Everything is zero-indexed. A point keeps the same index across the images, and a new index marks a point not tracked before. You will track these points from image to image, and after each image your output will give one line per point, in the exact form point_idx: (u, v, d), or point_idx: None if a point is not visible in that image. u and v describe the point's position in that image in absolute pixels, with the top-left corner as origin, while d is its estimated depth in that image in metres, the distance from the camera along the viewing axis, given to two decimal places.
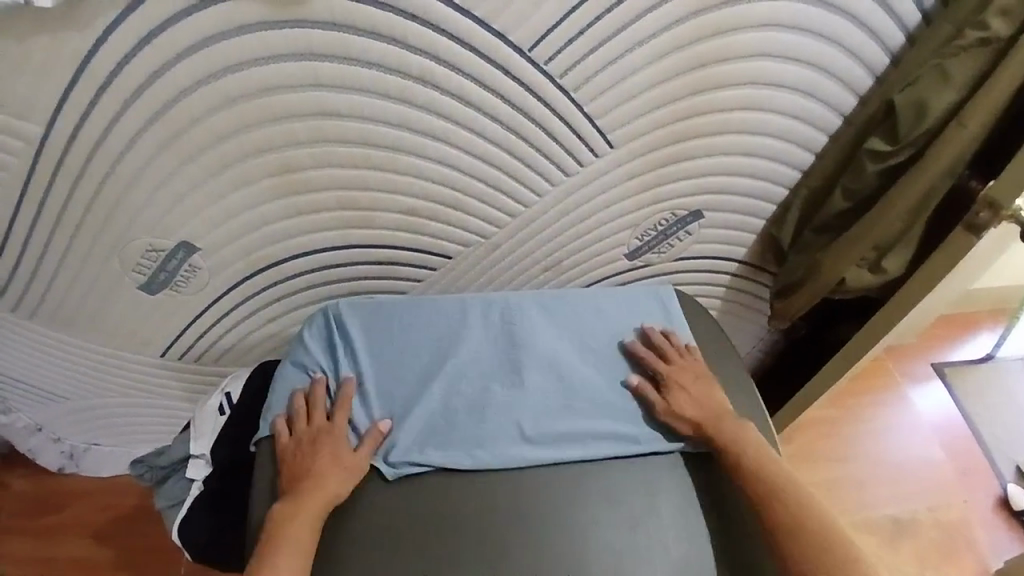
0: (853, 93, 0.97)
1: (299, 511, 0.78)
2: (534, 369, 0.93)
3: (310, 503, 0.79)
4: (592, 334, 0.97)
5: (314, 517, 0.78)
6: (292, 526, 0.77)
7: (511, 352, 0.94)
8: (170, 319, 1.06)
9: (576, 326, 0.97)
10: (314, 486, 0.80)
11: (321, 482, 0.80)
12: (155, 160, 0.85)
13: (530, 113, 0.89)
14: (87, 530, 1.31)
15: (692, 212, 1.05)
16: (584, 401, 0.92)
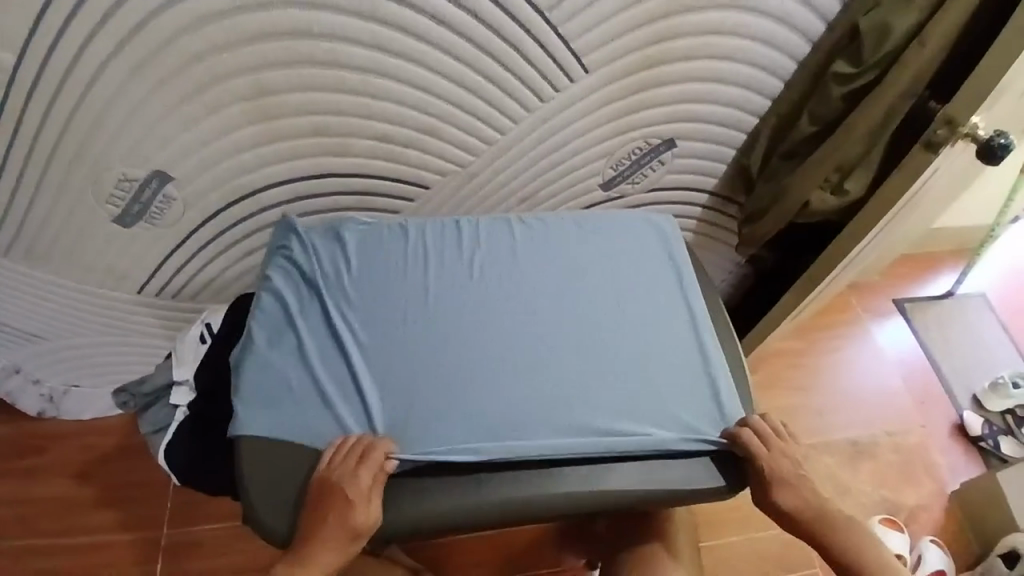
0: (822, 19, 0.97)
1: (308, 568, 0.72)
2: (541, 360, 0.84)
3: (318, 563, 0.72)
4: (607, 323, 0.88)
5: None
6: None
7: (502, 323, 0.86)
8: (146, 253, 1.06)
9: (588, 314, 0.89)
10: (324, 544, 0.72)
11: (332, 541, 0.72)
12: (124, 83, 0.84)
13: (505, 36, 0.89)
14: (70, 471, 1.31)
15: (664, 141, 1.07)
16: (595, 395, 0.83)
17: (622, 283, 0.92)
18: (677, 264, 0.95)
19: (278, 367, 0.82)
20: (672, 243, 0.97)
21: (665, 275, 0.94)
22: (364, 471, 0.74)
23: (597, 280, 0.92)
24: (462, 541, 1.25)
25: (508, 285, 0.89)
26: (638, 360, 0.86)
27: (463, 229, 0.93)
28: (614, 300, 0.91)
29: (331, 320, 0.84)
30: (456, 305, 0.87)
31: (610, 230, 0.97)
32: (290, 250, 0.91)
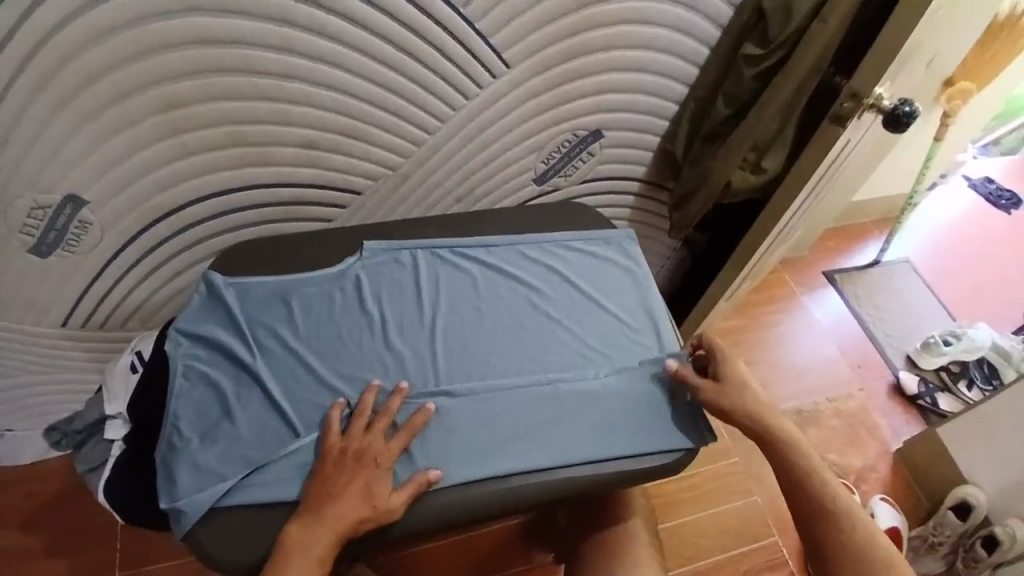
0: (728, 4, 1.01)
1: (303, 543, 0.66)
2: (507, 397, 0.78)
3: (318, 537, 0.66)
4: (573, 346, 0.83)
5: (319, 549, 0.66)
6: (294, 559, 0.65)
7: (459, 359, 0.80)
8: (67, 283, 1.01)
9: (553, 338, 0.83)
10: (330, 519, 0.67)
11: (339, 517, 0.67)
12: (25, 106, 0.80)
13: (423, 34, 0.90)
14: (12, 521, 1.24)
15: (591, 132, 1.10)
16: (574, 424, 0.78)
17: (597, 325, 0.85)
18: (650, 305, 0.89)
19: (218, 467, 0.71)
20: (641, 268, 0.92)
21: (638, 322, 0.87)
22: (397, 439, 0.72)
23: (572, 330, 0.84)
24: (425, 548, 1.24)
25: (475, 353, 0.80)
26: (620, 408, 0.80)
27: (419, 276, 0.86)
28: (589, 350, 0.83)
29: (264, 385, 0.76)
30: (406, 347, 0.80)
31: (579, 258, 0.90)
32: (222, 319, 0.81)
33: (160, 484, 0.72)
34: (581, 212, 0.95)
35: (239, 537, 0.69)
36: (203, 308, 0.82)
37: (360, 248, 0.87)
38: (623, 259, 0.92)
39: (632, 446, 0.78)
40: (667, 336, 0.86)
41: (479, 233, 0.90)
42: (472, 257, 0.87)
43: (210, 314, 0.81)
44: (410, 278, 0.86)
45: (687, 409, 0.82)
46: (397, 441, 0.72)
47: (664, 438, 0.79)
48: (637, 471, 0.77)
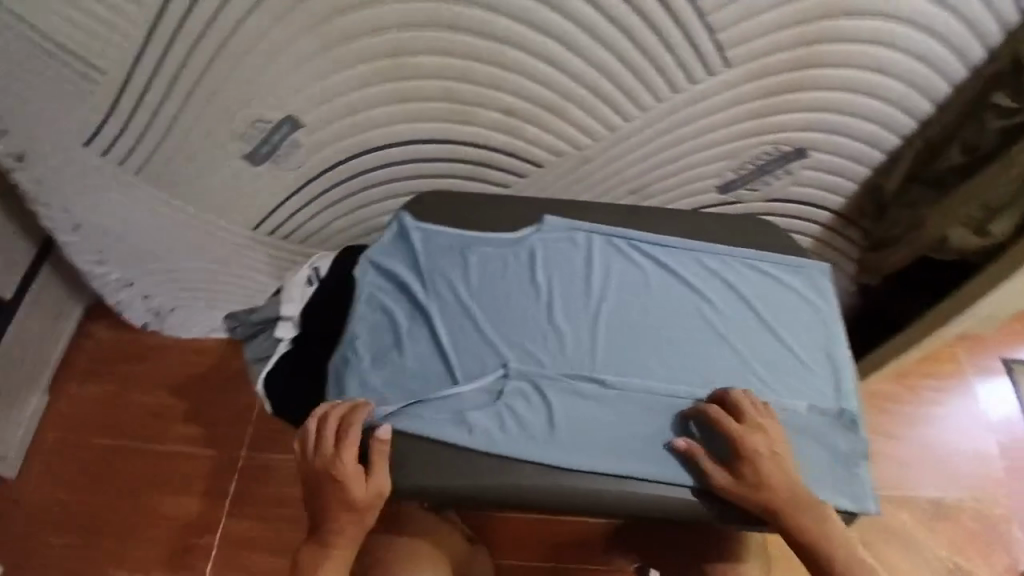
0: (981, 40, 0.90)
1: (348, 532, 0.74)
2: (655, 402, 0.79)
3: (359, 525, 0.74)
4: (729, 369, 0.82)
5: (362, 532, 0.75)
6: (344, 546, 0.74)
7: (615, 353, 0.81)
8: (267, 192, 1.14)
9: (711, 355, 0.82)
10: (368, 512, 0.74)
11: (375, 511, 0.74)
12: (275, 29, 0.89)
13: (649, 18, 0.86)
14: (166, 384, 1.47)
15: (796, 149, 1.03)
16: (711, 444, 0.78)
17: (758, 354, 0.83)
18: (831, 349, 0.85)
19: (384, 391, 0.80)
20: (827, 308, 0.88)
21: (811, 361, 0.84)
22: (350, 463, 0.73)
23: (736, 354, 0.82)
24: (518, 518, 1.27)
25: (634, 350, 0.81)
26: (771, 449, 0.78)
27: (590, 260, 0.86)
28: (745, 376, 0.81)
29: (433, 330, 0.82)
30: (566, 326, 0.82)
31: (759, 281, 0.87)
32: (407, 259, 0.87)
33: (334, 391, 0.81)
34: (772, 234, 0.92)
35: (391, 466, 0.76)
36: (392, 246, 0.89)
37: (540, 220, 0.89)
38: (809, 293, 0.88)
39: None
40: (845, 386, 0.83)
41: (658, 230, 0.89)
42: (649, 254, 0.86)
43: (397, 252, 0.88)
44: (582, 260, 0.87)
45: (840, 470, 0.80)
46: (351, 467, 0.73)
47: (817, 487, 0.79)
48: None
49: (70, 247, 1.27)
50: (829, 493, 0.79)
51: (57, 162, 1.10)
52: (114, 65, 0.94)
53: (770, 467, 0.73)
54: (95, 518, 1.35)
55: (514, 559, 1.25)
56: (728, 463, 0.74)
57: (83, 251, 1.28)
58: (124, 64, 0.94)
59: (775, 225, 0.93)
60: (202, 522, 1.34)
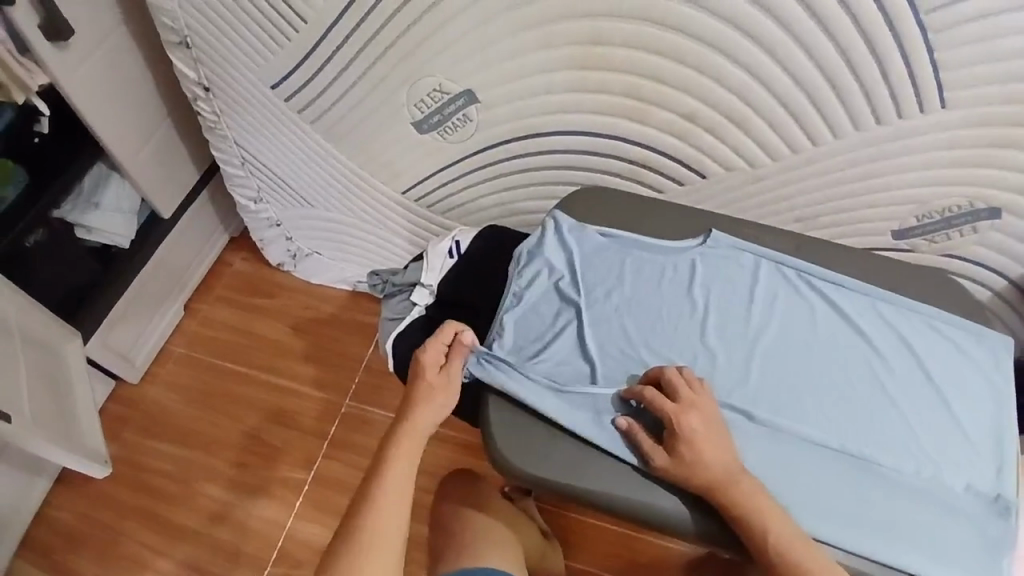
0: None
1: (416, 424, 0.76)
2: (797, 446, 0.71)
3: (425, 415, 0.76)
4: (886, 426, 0.72)
5: (428, 427, 0.76)
6: (410, 436, 0.75)
7: (767, 387, 0.74)
8: (426, 159, 1.19)
9: (871, 410, 0.73)
10: (429, 402, 0.76)
11: (437, 403, 0.76)
12: (477, 3, 0.92)
13: (873, 43, 0.80)
14: (289, 322, 1.56)
15: (990, 208, 0.94)
16: (840, 501, 0.69)
17: (923, 418, 0.73)
18: (1002, 430, 0.73)
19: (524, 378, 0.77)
20: (1005, 384, 0.75)
21: (981, 444, 0.72)
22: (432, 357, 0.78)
23: (902, 418, 0.73)
24: (603, 526, 1.25)
25: (787, 392, 0.74)
26: (919, 523, 0.68)
27: (755, 285, 0.80)
28: (910, 441, 0.72)
29: (579, 326, 0.80)
30: (721, 347, 0.76)
31: (938, 342, 0.77)
32: (564, 252, 0.84)
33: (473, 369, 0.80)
34: (960, 293, 0.81)
35: (519, 449, 0.74)
36: (551, 236, 0.85)
37: (707, 234, 0.84)
38: (991, 366, 0.76)
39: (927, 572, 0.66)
40: (1009, 472, 0.70)
41: (831, 267, 0.82)
42: (819, 290, 0.79)
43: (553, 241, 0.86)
44: (745, 284, 0.80)
45: (996, 565, 0.67)
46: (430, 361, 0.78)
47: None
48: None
49: (235, 180, 1.41)
50: (902, 554, 0.67)
51: (232, 96, 1.24)
52: (323, 18, 1.03)
53: (701, 451, 0.67)
54: (207, 430, 1.46)
55: (590, 565, 1.23)
56: (667, 442, 0.69)
57: (246, 187, 1.41)
58: (332, 18, 1.02)
59: (960, 283, 0.83)
60: (297, 457, 1.41)
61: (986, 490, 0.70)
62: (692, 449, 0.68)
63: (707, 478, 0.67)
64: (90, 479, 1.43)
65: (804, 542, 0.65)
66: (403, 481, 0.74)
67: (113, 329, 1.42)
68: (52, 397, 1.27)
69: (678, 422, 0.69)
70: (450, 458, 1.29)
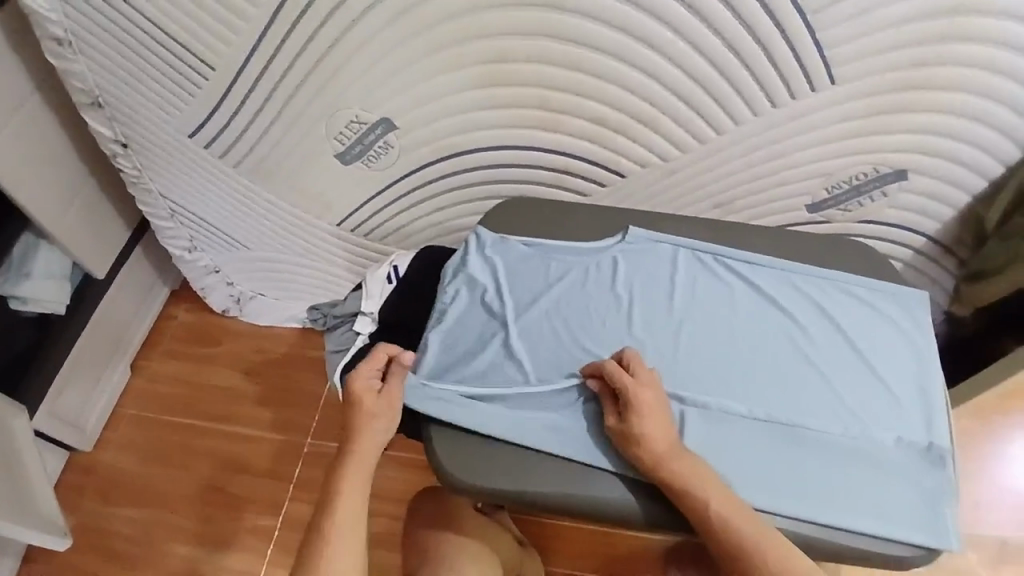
0: None
1: (360, 450, 0.76)
2: (732, 421, 0.74)
3: (368, 442, 0.76)
4: (812, 393, 0.75)
5: (372, 450, 0.77)
6: (355, 468, 0.76)
7: (697, 368, 0.77)
8: (356, 188, 1.19)
9: (796, 379, 0.76)
10: (371, 429, 0.77)
11: (379, 427, 0.77)
12: (381, 33, 0.93)
13: (756, 32, 0.85)
14: (240, 367, 1.53)
15: (895, 171, 0.99)
16: (781, 468, 0.72)
17: (845, 381, 0.76)
18: (922, 382, 0.77)
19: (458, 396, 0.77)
20: (921, 338, 0.80)
21: (907, 398, 0.76)
22: (369, 382, 0.78)
23: (827, 383, 0.76)
24: (579, 528, 1.26)
25: (717, 371, 0.77)
26: (858, 481, 0.71)
27: (676, 273, 0.83)
28: (834, 405, 0.75)
29: (508, 337, 0.80)
30: (651, 336, 0.79)
31: (853, 306, 0.81)
32: (487, 267, 0.85)
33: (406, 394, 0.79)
34: (873, 259, 0.86)
35: (467, 458, 0.74)
36: (473, 254, 0.86)
37: (625, 231, 0.86)
38: (907, 322, 0.80)
39: (874, 527, 0.69)
40: (937, 421, 0.74)
41: (745, 247, 0.86)
42: (737, 271, 0.83)
43: (477, 258, 0.86)
44: (667, 272, 0.83)
45: (936, 511, 0.70)
46: (368, 386, 0.78)
47: (911, 533, 0.69)
48: (856, 551, 0.69)
49: (166, 233, 1.38)
50: (847, 516, 0.69)
51: (150, 149, 1.22)
52: (228, 61, 1.02)
53: (650, 425, 0.70)
54: (168, 488, 1.42)
55: (570, 567, 1.24)
56: (620, 414, 0.72)
57: (178, 237, 1.39)
58: (237, 61, 1.02)
59: (870, 246, 0.87)
60: (265, 503, 1.39)
61: (919, 440, 0.73)
62: (643, 418, 0.70)
63: (653, 446, 0.69)
64: (52, 555, 1.38)
65: (749, 513, 0.68)
66: (352, 513, 0.75)
67: (60, 397, 1.37)
68: (3, 473, 1.22)
69: (633, 394, 0.71)
70: (421, 480, 1.29)
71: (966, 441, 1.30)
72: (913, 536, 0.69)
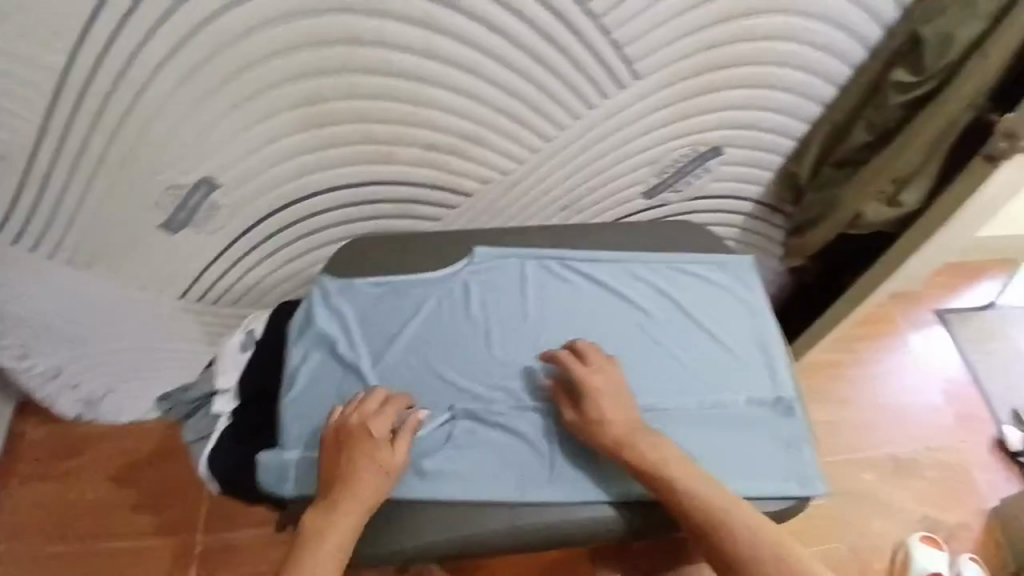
0: (854, 41, 0.96)
1: (354, 501, 0.65)
2: None
3: (362, 490, 0.66)
4: (671, 375, 0.78)
5: (367, 505, 0.66)
6: (341, 522, 0.64)
7: (561, 375, 0.77)
8: (191, 258, 1.08)
9: (655, 365, 0.78)
10: (368, 480, 0.67)
11: (378, 480, 0.67)
12: (177, 91, 0.84)
13: (555, 41, 0.87)
14: (107, 475, 1.33)
15: (711, 148, 1.06)
16: None
17: (699, 357, 0.79)
18: (765, 342, 0.82)
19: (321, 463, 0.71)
20: (757, 301, 0.85)
21: (754, 359, 0.80)
22: (376, 424, 0.69)
23: (683, 362, 0.79)
24: None
25: None
26: (725, 449, 0.74)
27: (526, 286, 0.83)
28: (693, 382, 0.78)
29: (366, 387, 0.76)
30: (512, 353, 0.78)
31: (693, 283, 0.85)
32: (333, 317, 0.80)
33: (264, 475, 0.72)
34: (704, 236, 0.91)
35: None
36: (318, 304, 0.81)
37: (471, 253, 0.86)
38: (742, 288, 0.86)
39: (748, 490, 0.72)
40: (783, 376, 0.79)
41: (586, 247, 0.88)
42: (583, 272, 0.85)
43: (321, 310, 0.80)
44: (517, 287, 0.83)
45: (796, 460, 0.75)
46: (373, 428, 0.69)
47: (779, 486, 0.73)
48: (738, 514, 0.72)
49: None
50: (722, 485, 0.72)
51: None
52: None
53: (606, 409, 0.71)
54: None
55: None
56: (580, 399, 0.72)
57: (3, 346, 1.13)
58: None
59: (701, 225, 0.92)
60: None
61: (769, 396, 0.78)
62: (604, 399, 0.72)
63: (620, 426, 0.70)
64: None
65: (736, 500, 0.67)
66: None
67: None
68: None
69: (587, 379, 0.72)
70: None
71: (829, 385, 1.51)
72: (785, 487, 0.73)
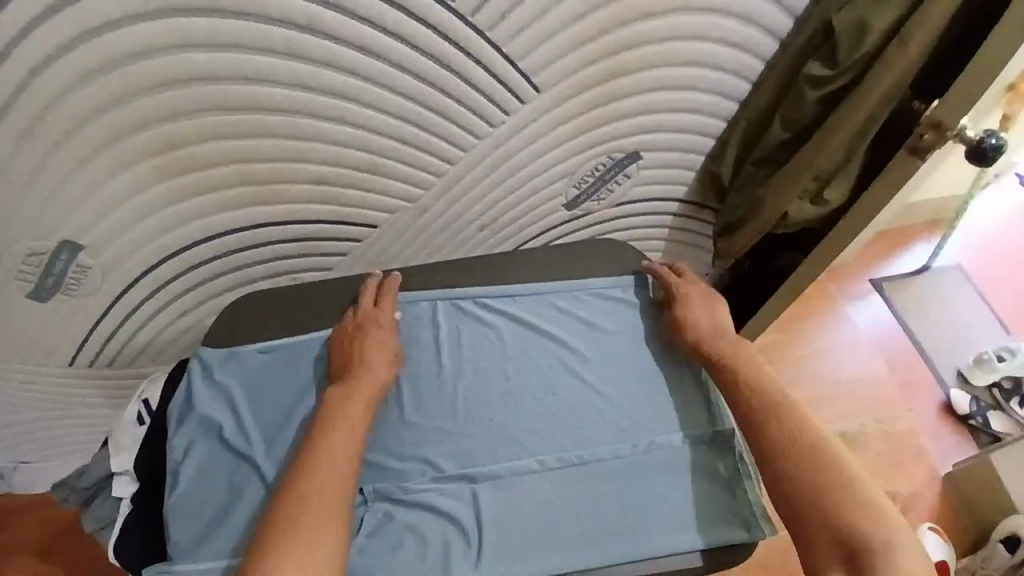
0: (768, 33, 0.91)
1: (372, 366, 0.71)
2: (528, 479, 0.69)
3: (378, 363, 0.71)
4: (595, 418, 0.73)
5: (383, 373, 0.71)
6: (359, 394, 0.69)
7: (480, 433, 0.71)
8: (69, 327, 0.92)
9: (578, 409, 0.73)
10: (380, 357, 0.72)
11: (388, 355, 0.73)
12: (13, 150, 0.71)
13: (442, 61, 0.80)
14: (31, 549, 1.17)
15: (627, 154, 0.99)
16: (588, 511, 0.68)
17: (624, 393, 0.74)
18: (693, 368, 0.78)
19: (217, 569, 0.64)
20: None
21: (684, 389, 0.76)
22: (383, 314, 0.75)
23: (608, 403, 0.74)
24: None
25: (502, 429, 0.71)
26: (664, 497, 0.70)
27: (439, 338, 0.76)
28: (618, 423, 0.73)
29: (261, 472, 0.68)
30: (429, 415, 0.71)
31: (612, 312, 0.80)
32: (220, 396, 0.73)
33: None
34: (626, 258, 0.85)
35: None
36: (199, 385, 0.73)
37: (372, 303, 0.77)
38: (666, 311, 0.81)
39: (692, 540, 0.68)
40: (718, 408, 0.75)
41: (501, 283, 0.81)
42: (499, 312, 0.78)
43: (206, 389, 0.73)
44: (428, 338, 0.76)
45: (740, 500, 0.71)
46: (383, 318, 0.75)
47: (724, 532, 0.69)
48: (686, 567, 0.67)
49: None
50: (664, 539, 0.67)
51: None
52: None
53: (692, 310, 0.78)
54: None
55: None
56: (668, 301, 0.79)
57: None
58: None
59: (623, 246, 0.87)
60: None
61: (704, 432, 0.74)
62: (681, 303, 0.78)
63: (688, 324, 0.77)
64: None
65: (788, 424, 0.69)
66: (344, 452, 0.65)
67: None
68: None
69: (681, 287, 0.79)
70: None
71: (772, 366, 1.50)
72: (734, 534, 0.68)
